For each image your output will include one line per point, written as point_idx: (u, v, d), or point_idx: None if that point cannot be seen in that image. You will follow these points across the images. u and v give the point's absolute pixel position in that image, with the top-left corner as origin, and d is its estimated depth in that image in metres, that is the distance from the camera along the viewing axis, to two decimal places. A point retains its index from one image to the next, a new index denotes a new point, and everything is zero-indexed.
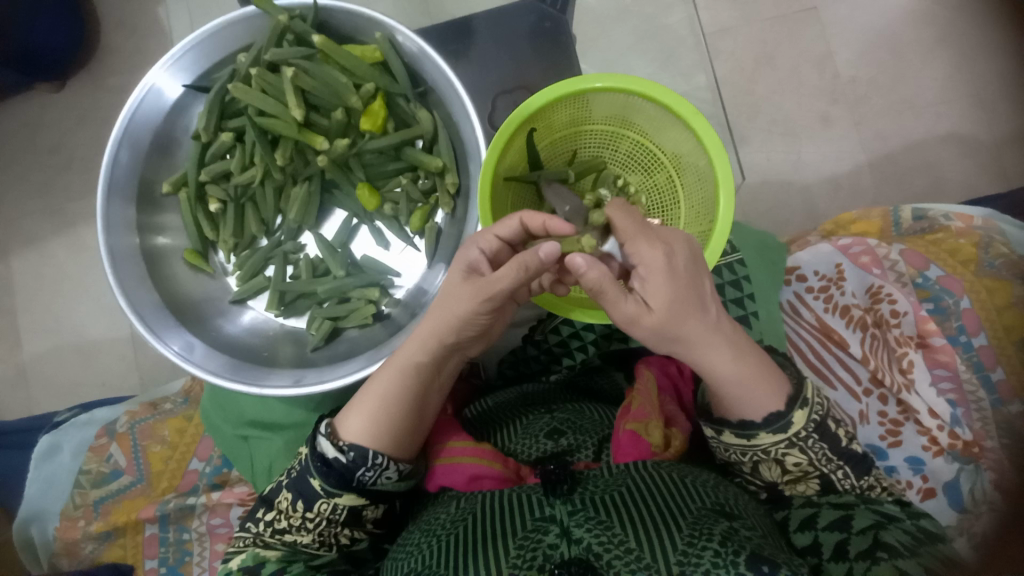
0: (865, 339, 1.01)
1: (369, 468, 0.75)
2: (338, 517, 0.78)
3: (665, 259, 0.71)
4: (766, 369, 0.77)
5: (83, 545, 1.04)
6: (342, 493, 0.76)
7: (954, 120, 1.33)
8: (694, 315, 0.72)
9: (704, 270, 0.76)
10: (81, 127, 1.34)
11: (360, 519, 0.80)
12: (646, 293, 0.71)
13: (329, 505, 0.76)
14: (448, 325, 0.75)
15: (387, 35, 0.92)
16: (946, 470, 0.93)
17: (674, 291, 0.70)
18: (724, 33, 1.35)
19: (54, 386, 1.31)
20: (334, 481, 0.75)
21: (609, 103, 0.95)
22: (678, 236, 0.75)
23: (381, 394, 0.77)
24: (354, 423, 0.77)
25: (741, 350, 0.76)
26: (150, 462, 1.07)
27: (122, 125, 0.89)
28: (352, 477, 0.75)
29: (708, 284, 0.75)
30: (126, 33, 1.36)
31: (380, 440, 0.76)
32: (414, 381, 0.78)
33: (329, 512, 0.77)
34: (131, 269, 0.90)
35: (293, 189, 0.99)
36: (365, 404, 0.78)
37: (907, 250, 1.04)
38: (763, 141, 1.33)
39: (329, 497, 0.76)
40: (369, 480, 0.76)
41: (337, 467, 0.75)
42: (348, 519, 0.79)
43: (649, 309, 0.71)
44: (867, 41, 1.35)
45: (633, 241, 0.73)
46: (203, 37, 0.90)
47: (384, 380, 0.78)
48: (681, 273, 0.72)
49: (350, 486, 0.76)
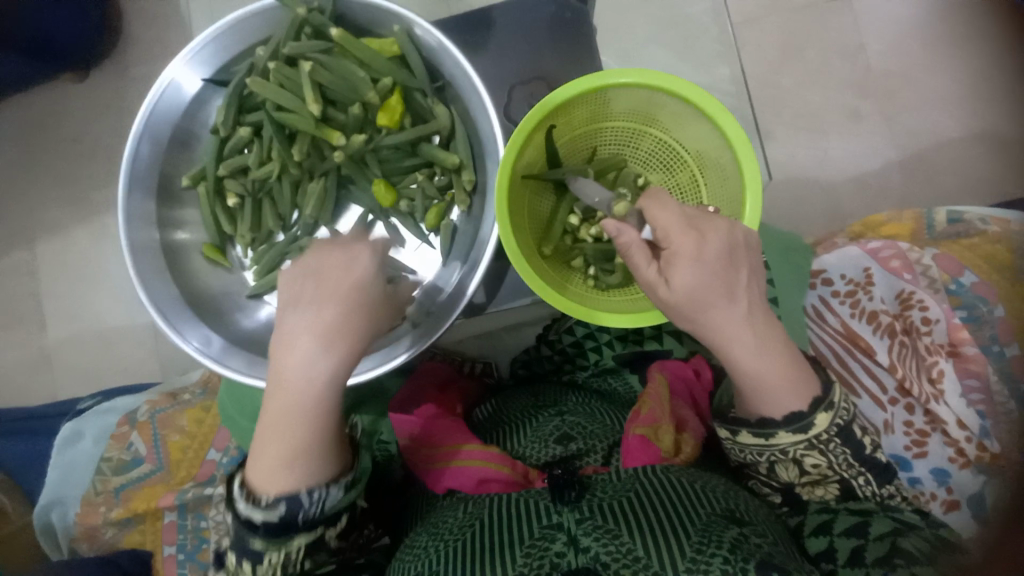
0: (892, 347, 0.98)
1: (309, 505, 0.70)
2: (296, 557, 0.73)
3: (696, 245, 0.71)
4: (799, 364, 0.74)
5: (103, 530, 1.06)
6: (290, 537, 0.71)
7: (991, 118, 1.27)
8: (721, 304, 0.71)
9: (741, 260, 0.73)
10: (102, 116, 1.35)
11: (321, 546, 0.74)
12: (669, 272, 0.72)
13: (281, 553, 0.71)
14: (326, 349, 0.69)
15: (406, 27, 0.91)
16: (971, 482, 0.89)
17: (699, 276, 0.70)
18: (749, 23, 1.30)
19: (78, 371, 1.34)
20: (276, 534, 0.70)
21: (632, 98, 0.92)
22: (716, 225, 0.73)
23: (290, 438, 0.69)
24: (286, 475, 0.70)
25: (771, 347, 0.73)
26: (170, 451, 1.10)
27: (143, 119, 0.90)
28: (295, 521, 0.70)
29: (743, 275, 0.73)
30: (144, 20, 1.35)
31: (309, 478, 0.70)
32: (322, 402, 0.70)
33: (283, 560, 0.72)
34: (151, 264, 0.91)
35: (310, 184, 0.98)
36: (275, 451, 0.70)
37: (941, 255, 1.00)
38: (789, 138, 1.29)
39: (279, 548, 0.71)
40: (315, 515, 0.71)
41: (270, 524, 0.70)
42: (309, 548, 0.73)
43: (669, 286, 0.72)
44: (902, 34, 1.29)
45: (667, 225, 0.73)
46: (222, 31, 0.90)
47: (280, 420, 0.70)
48: (712, 260, 0.71)
49: (298, 527, 0.71)
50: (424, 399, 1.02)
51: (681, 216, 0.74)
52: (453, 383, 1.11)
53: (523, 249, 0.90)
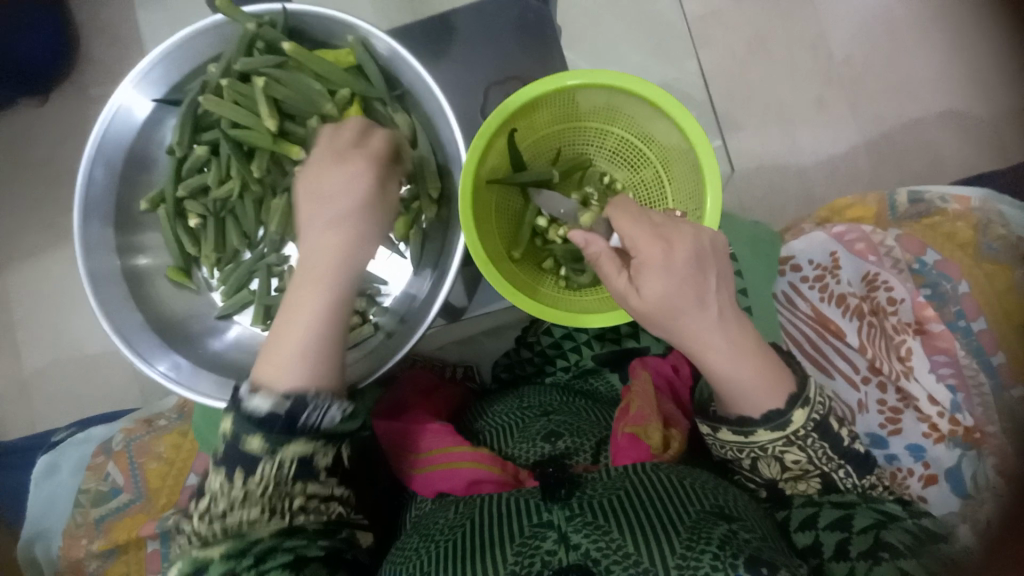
0: (862, 328, 0.99)
1: (314, 409, 0.68)
2: (290, 473, 0.69)
3: (664, 255, 0.72)
4: (772, 364, 0.74)
5: (87, 562, 1.05)
6: (287, 442, 0.68)
7: (952, 97, 1.29)
8: (692, 311, 0.72)
9: (710, 266, 0.74)
10: (69, 143, 1.31)
11: (313, 470, 0.71)
12: (639, 280, 0.73)
13: (274, 464, 0.68)
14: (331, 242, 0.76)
15: (361, 37, 0.89)
16: (947, 457, 0.91)
17: (667, 285, 0.71)
18: (713, 16, 1.30)
19: (54, 402, 1.31)
20: (275, 434, 0.67)
21: (594, 98, 0.92)
22: (683, 233, 0.74)
23: (303, 331, 0.71)
24: (291, 373, 0.69)
25: (742, 348, 0.74)
26: (149, 478, 1.07)
27: (93, 145, 0.87)
28: (297, 422, 0.68)
29: (712, 279, 0.73)
30: (103, 40, 1.32)
31: (316, 379, 0.70)
32: (332, 303, 0.73)
33: (277, 472, 0.68)
34: (112, 292, 0.89)
35: (274, 200, 0.96)
36: (283, 350, 0.71)
37: (904, 235, 1.02)
38: (759, 128, 1.30)
39: (274, 455, 0.68)
40: (319, 424, 0.69)
41: (274, 418, 0.67)
42: (301, 472, 0.70)
43: (640, 295, 0.73)
44: (863, 20, 1.31)
45: (634, 235, 0.74)
46: (171, 49, 0.87)
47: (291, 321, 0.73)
48: (679, 268, 0.72)
49: (297, 432, 0.68)
50: (409, 406, 1.02)
51: (644, 226, 0.74)
52: (438, 389, 1.09)
53: (491, 253, 0.91)
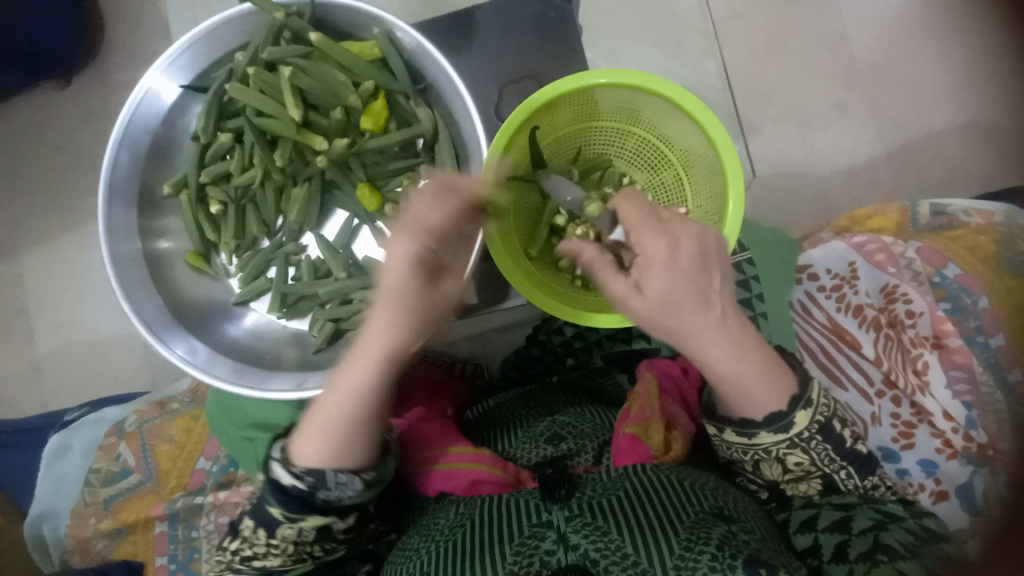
0: (878, 340, 0.99)
1: (330, 488, 0.74)
2: (307, 537, 0.79)
3: (668, 252, 0.70)
4: (774, 367, 0.74)
5: (95, 542, 1.06)
6: (306, 516, 0.75)
7: (975, 108, 1.27)
8: (695, 310, 0.70)
9: (715, 264, 0.72)
10: (87, 125, 1.32)
11: (330, 533, 0.79)
12: (643, 279, 0.71)
13: (293, 530, 0.77)
14: (383, 334, 0.73)
15: (386, 30, 0.90)
16: (959, 472, 0.90)
17: (671, 284, 0.69)
18: (735, 18, 1.30)
19: (67, 382, 1.33)
20: (293, 507, 0.75)
21: (617, 98, 0.92)
22: (688, 230, 0.72)
23: (331, 413, 0.74)
24: (309, 450, 0.74)
25: (746, 349, 0.73)
26: (160, 461, 1.08)
27: (121, 129, 0.88)
28: (314, 499, 0.74)
29: (717, 279, 0.72)
30: (127, 27, 1.33)
31: (333, 461, 0.74)
32: (368, 391, 0.74)
33: (295, 536, 0.78)
34: (132, 274, 0.90)
35: (294, 189, 0.98)
36: (316, 423, 0.75)
37: (924, 247, 1.01)
38: (778, 134, 1.29)
39: (292, 522, 0.76)
40: (334, 499, 0.75)
41: (295, 493, 0.74)
42: (318, 535, 0.79)
43: (643, 295, 0.71)
44: (887, 27, 1.30)
45: (641, 229, 0.72)
46: (199, 36, 0.89)
47: (331, 398, 0.75)
48: (683, 267, 0.70)
49: (316, 508, 0.75)
50: (412, 401, 1.03)
51: (647, 218, 0.73)
52: (445, 385, 1.10)
53: (508, 251, 0.91)
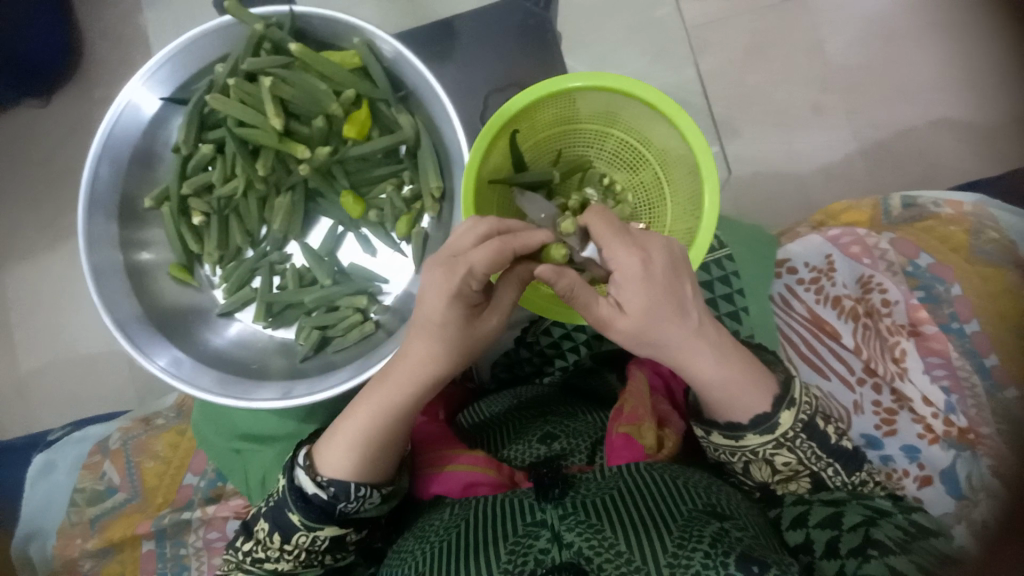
0: (857, 330, 1.01)
1: (351, 500, 0.77)
2: (320, 546, 0.80)
3: (642, 266, 0.68)
4: (755, 369, 0.76)
5: (82, 561, 1.04)
6: (323, 526, 0.77)
7: (947, 106, 1.33)
8: (675, 321, 0.71)
9: (684, 273, 0.73)
10: (70, 141, 1.31)
11: (342, 544, 0.81)
12: (620, 296, 0.70)
13: (308, 537, 0.78)
14: (424, 364, 0.75)
15: (366, 40, 0.91)
16: (942, 457, 0.92)
17: (650, 297, 0.69)
18: (715, 24, 1.33)
19: (52, 402, 1.30)
20: (314, 516, 0.77)
21: (595, 102, 0.94)
22: (657, 241, 0.71)
23: (358, 433, 0.76)
24: (334, 460, 0.77)
25: (725, 353, 0.75)
26: (146, 477, 1.07)
27: (100, 141, 0.88)
28: (334, 510, 0.77)
29: (689, 287, 0.72)
30: (107, 43, 1.34)
31: (356, 475, 0.76)
32: (398, 416, 0.77)
33: (309, 543, 0.79)
34: (115, 286, 0.89)
35: (277, 198, 0.98)
36: (345, 434, 0.77)
37: (898, 238, 1.04)
38: (756, 134, 1.32)
39: (309, 530, 0.77)
40: (351, 510, 0.78)
41: (317, 502, 0.77)
42: (330, 545, 0.80)
43: (624, 314, 0.70)
44: (854, 29, 1.34)
45: (610, 243, 0.70)
46: (178, 50, 0.89)
47: (362, 411, 0.77)
48: (658, 281, 0.69)
49: (333, 518, 0.78)
50: None
51: (617, 231, 0.70)
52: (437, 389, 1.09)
53: None
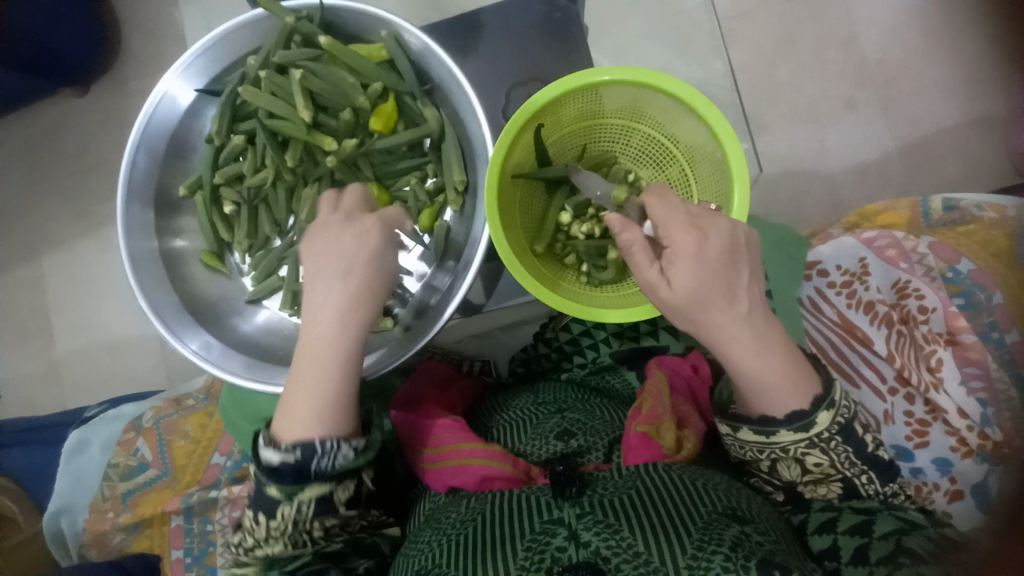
0: (891, 336, 0.97)
1: (321, 455, 0.73)
2: (307, 512, 0.74)
3: (696, 245, 0.71)
4: (799, 363, 0.74)
5: (111, 536, 1.09)
6: (302, 488, 0.73)
7: (988, 102, 1.27)
8: (721, 303, 0.71)
9: (742, 259, 0.73)
10: (104, 130, 1.37)
11: (332, 505, 0.75)
12: (670, 271, 0.72)
13: (294, 506, 0.73)
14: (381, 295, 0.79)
15: (394, 32, 0.92)
16: (976, 471, 0.86)
17: (700, 275, 0.70)
18: (744, 17, 1.30)
19: (87, 383, 1.36)
20: (291, 481, 0.72)
21: (620, 95, 0.92)
22: (719, 225, 0.73)
23: (325, 389, 0.75)
24: (301, 422, 0.73)
25: (768, 345, 0.73)
26: (175, 456, 1.12)
27: (139, 131, 0.92)
28: (309, 470, 0.72)
29: (744, 275, 0.72)
30: (142, 37, 1.37)
31: (330, 426, 0.74)
32: (348, 361, 0.77)
33: (295, 515, 0.74)
34: (149, 271, 0.92)
35: (305, 189, 1.00)
36: (313, 395, 0.74)
37: (937, 242, 0.98)
38: (785, 131, 1.29)
39: (291, 498, 0.73)
40: (326, 469, 0.73)
41: (287, 468, 0.72)
42: (320, 510, 0.75)
43: (670, 287, 0.71)
44: (896, 21, 1.28)
45: (668, 222, 0.73)
46: (213, 42, 0.92)
47: (325, 369, 0.75)
48: (712, 262, 0.71)
49: (309, 478, 0.73)
50: (425, 398, 1.02)
51: (673, 213, 0.74)
52: (454, 382, 1.11)
53: (515, 249, 0.91)
